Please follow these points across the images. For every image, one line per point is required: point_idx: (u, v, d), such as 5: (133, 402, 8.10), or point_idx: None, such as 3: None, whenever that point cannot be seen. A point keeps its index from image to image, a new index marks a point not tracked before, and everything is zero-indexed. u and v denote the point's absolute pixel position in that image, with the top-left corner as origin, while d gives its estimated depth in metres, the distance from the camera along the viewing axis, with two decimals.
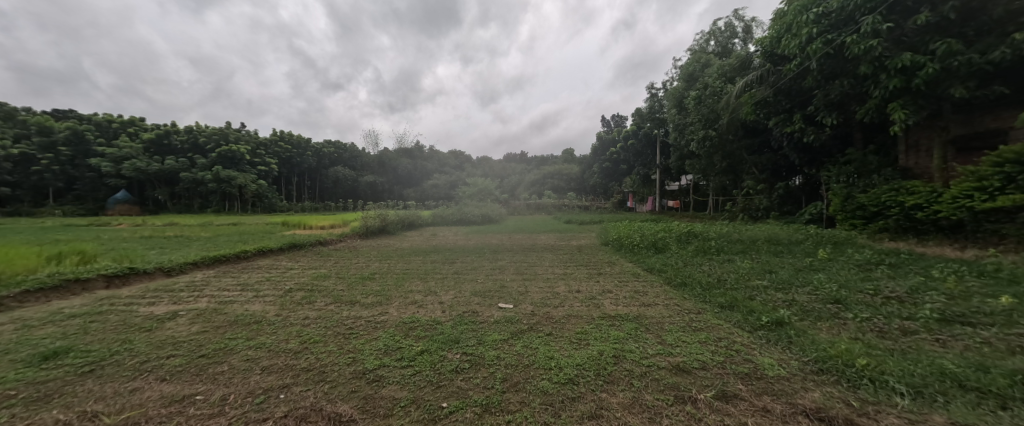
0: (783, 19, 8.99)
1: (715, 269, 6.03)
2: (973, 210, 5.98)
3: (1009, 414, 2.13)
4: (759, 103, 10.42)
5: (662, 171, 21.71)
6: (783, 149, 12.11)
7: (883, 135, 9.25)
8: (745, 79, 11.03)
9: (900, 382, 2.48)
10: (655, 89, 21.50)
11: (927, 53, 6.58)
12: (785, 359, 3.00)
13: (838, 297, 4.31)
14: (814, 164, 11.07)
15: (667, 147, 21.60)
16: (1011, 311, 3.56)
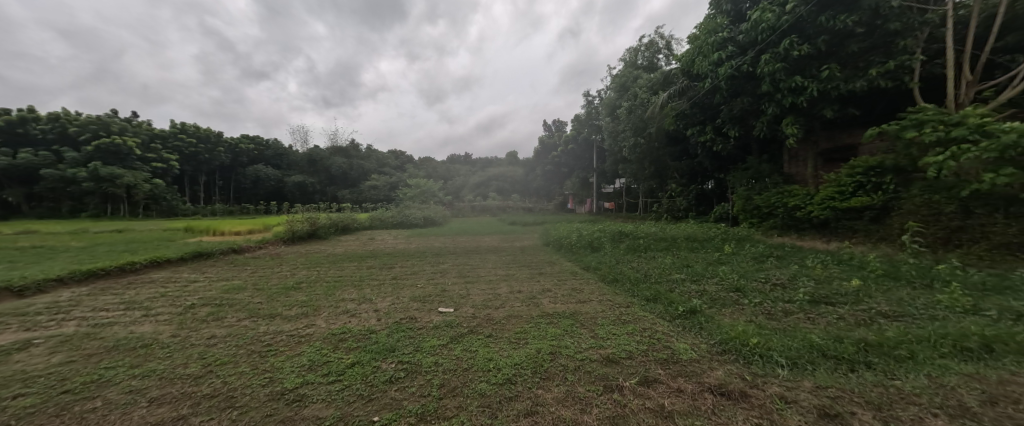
0: (697, 41, 10.11)
1: (642, 265, 6.55)
2: (836, 210, 7.30)
3: (855, 375, 2.64)
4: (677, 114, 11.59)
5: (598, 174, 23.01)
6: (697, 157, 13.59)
7: (772, 146, 10.87)
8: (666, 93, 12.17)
9: (781, 355, 2.95)
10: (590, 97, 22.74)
11: (804, 79, 7.88)
12: (696, 343, 3.38)
13: (739, 286, 4.97)
14: (721, 170, 12.60)
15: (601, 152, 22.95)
16: (859, 291, 4.42)
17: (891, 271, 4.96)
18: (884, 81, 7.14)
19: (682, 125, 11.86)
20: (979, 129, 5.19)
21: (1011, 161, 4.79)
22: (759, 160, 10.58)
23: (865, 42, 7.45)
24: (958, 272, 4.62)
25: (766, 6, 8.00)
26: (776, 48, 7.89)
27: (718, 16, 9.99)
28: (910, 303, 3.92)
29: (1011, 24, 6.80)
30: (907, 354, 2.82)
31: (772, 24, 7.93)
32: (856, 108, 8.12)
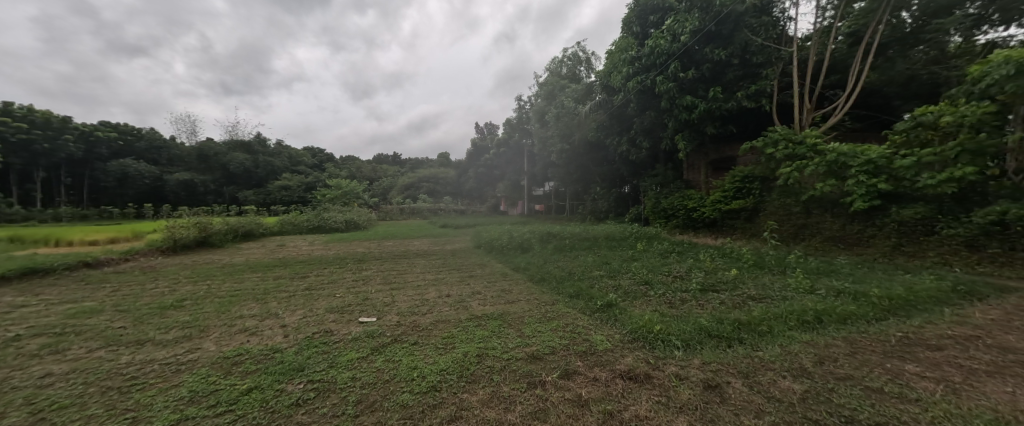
0: (613, 58, 11.08)
1: (567, 263, 6.91)
2: (722, 211, 8.51)
3: (734, 350, 3.12)
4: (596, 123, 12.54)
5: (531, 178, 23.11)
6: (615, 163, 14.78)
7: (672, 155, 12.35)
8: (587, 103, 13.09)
9: (678, 338, 3.35)
10: (522, 102, 23.36)
11: (696, 98, 9.15)
12: (611, 333, 3.67)
13: (648, 279, 5.55)
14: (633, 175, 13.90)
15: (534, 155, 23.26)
16: (736, 279, 5.26)
17: (760, 262, 5.99)
18: (753, 104, 8.63)
19: (601, 134, 12.86)
20: (815, 146, 6.58)
21: (836, 171, 6.15)
22: (666, 167, 11.88)
23: (739, 71, 8.93)
24: (804, 261, 5.77)
25: (665, 33, 9.11)
26: (674, 70, 9.03)
27: (628, 37, 11.07)
28: (772, 287, 4.79)
29: (834, 66, 8.77)
30: (767, 329, 3.43)
31: (670, 47, 8.97)
32: (734, 126, 9.66)
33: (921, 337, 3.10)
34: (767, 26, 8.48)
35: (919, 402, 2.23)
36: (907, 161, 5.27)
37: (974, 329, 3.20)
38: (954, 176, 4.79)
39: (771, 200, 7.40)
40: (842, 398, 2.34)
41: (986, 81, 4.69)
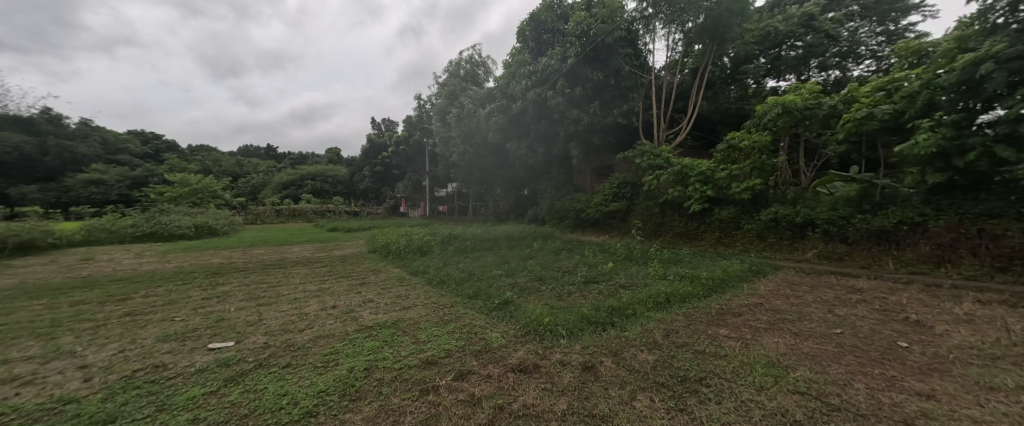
0: (510, 68, 11.62)
1: (467, 265, 6.98)
2: (602, 212, 9.60)
3: (608, 333, 3.59)
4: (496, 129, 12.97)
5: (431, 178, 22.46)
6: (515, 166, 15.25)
7: None
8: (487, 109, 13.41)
9: (563, 328, 3.69)
10: (421, 100, 22.63)
11: (581, 113, 10.20)
12: (506, 330, 3.84)
13: (542, 276, 5.97)
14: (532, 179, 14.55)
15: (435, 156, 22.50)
16: (612, 271, 6.02)
17: (630, 255, 6.98)
18: (625, 120, 10.04)
19: (501, 139, 13.33)
20: (669, 159, 8.00)
21: (681, 179, 7.57)
22: (559, 172, 12.76)
23: (614, 91, 10.26)
24: (663, 253, 6.95)
25: (556, 53, 10.03)
26: (562, 86, 9.94)
27: (523, 49, 11.74)
28: (639, 276, 5.62)
29: (681, 94, 10.76)
30: (632, 312, 4.03)
31: (560, 67, 9.99)
32: (612, 138, 11.05)
33: (731, 307, 4.05)
34: (633, 56, 9.98)
35: (726, 357, 2.92)
36: (723, 173, 6.81)
37: (762, 298, 4.33)
38: (753, 185, 6.38)
39: (640, 203, 8.68)
40: (681, 362, 2.90)
41: (763, 116, 6.31)
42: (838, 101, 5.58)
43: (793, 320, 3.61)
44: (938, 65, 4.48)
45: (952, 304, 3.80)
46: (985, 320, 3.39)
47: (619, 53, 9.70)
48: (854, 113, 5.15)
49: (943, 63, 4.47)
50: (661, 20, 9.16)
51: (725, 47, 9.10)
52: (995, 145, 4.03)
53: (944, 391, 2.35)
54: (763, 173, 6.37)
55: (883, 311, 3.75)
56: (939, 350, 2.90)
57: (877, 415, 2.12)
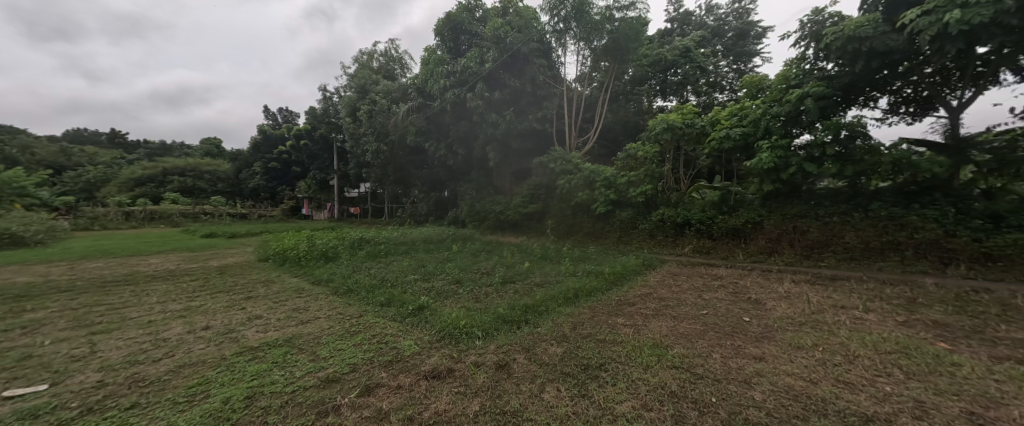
0: (427, 67, 11.31)
1: (380, 270, 6.61)
2: (521, 214, 9.93)
3: (522, 330, 3.71)
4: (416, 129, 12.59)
5: (341, 178, 20.72)
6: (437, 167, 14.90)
7: None
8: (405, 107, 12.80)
9: (479, 329, 3.71)
10: (329, 92, 20.75)
11: (500, 117, 10.41)
12: (421, 336, 3.72)
13: (460, 278, 5.94)
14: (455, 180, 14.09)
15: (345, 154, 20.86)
16: (528, 270, 6.27)
17: (546, 254, 7.35)
18: (540, 127, 10.55)
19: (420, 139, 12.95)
20: (578, 165, 8.60)
21: (589, 184, 8.23)
22: (479, 174, 12.75)
23: (531, 98, 10.73)
24: (575, 251, 7.44)
25: (473, 57, 10.14)
26: (481, 90, 10.06)
27: (441, 49, 11.59)
28: (552, 274, 5.94)
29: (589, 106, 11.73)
30: (545, 309, 4.23)
31: (478, 71, 10.13)
32: (529, 143, 11.50)
33: (628, 298, 4.53)
34: (547, 67, 10.57)
35: (622, 343, 3.24)
36: (623, 179, 7.58)
37: (652, 288, 4.93)
38: (648, 190, 7.21)
39: (555, 206, 9.21)
40: (585, 351, 3.14)
41: (654, 130, 7.15)
42: (707, 120, 6.65)
43: (673, 305, 4.19)
44: (773, 97, 5.65)
45: (784, 284, 4.79)
46: (800, 296, 4.37)
47: (534, 62, 10.18)
48: (719, 131, 6.17)
49: (776, 95, 5.64)
50: (572, 36, 9.88)
51: (624, 65, 10.32)
52: (807, 162, 5.24)
53: (771, 353, 2.96)
54: (654, 179, 7.28)
55: (739, 293, 4.56)
56: (772, 321, 3.64)
57: (729, 378, 2.58)
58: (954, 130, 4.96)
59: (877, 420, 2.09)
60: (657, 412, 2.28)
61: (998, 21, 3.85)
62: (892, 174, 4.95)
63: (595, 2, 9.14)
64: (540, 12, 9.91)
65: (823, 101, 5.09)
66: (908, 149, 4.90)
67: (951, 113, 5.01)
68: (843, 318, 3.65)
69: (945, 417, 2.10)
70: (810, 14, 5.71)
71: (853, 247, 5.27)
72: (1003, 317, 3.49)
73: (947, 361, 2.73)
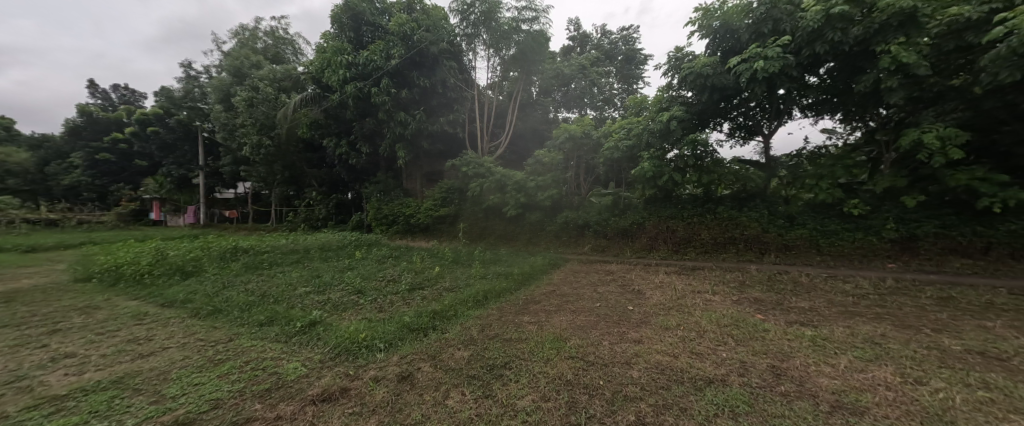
0: (324, 55, 10.13)
1: (261, 285, 5.70)
2: (433, 218, 9.64)
3: (428, 336, 3.57)
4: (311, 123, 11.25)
5: (212, 175, 17.41)
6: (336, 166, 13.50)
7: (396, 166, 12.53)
8: (299, 97, 11.01)
9: (380, 341, 3.43)
10: (194, 71, 17.17)
11: (411, 116, 9.91)
12: (310, 356, 3.28)
13: (360, 288, 5.43)
14: (359, 182, 12.96)
15: (217, 147, 17.57)
16: (436, 275, 6.07)
17: (456, 258, 7.24)
18: (451, 128, 10.37)
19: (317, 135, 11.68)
20: (489, 168, 8.69)
21: (500, 187, 8.36)
22: (386, 175, 11.91)
23: (441, 99, 10.51)
24: (486, 254, 7.49)
25: (377, 50, 9.36)
26: (387, 85, 9.38)
27: (339, 37, 10.57)
28: (462, 277, 5.85)
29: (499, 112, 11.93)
30: (453, 313, 4.12)
31: (383, 66, 9.38)
32: (441, 146, 11.27)
33: (534, 296, 4.70)
34: (458, 70, 10.41)
35: (526, 340, 3.33)
36: (532, 183, 7.70)
37: (556, 285, 5.22)
38: (552, 195, 7.60)
39: (467, 209, 9.16)
40: (490, 352, 3.13)
41: (558, 138, 7.54)
42: (602, 132, 7.29)
43: (574, 300, 4.50)
44: (651, 115, 6.48)
45: (662, 276, 5.53)
46: (672, 284, 5.09)
47: (445, 64, 9.94)
48: (611, 144, 6.81)
49: (653, 115, 6.51)
50: (482, 42, 9.99)
51: (530, 76, 10.97)
52: (677, 172, 6.16)
53: (647, 335, 3.36)
54: (558, 184, 7.82)
55: (627, 285, 5.11)
56: (650, 307, 4.16)
57: (614, 362, 2.85)
58: (767, 153, 6.37)
59: (717, 381, 2.52)
60: (553, 401, 2.38)
61: (785, 72, 5.19)
62: (733, 183, 6.13)
63: (503, 12, 9.37)
64: (450, 13, 9.78)
65: (684, 122, 6.08)
66: (740, 165, 6.14)
67: (764, 140, 6.42)
68: (698, 300, 4.36)
69: (759, 372, 2.64)
70: (674, 51, 6.84)
71: (708, 241, 6.45)
72: (797, 292, 4.55)
73: (763, 328, 3.44)
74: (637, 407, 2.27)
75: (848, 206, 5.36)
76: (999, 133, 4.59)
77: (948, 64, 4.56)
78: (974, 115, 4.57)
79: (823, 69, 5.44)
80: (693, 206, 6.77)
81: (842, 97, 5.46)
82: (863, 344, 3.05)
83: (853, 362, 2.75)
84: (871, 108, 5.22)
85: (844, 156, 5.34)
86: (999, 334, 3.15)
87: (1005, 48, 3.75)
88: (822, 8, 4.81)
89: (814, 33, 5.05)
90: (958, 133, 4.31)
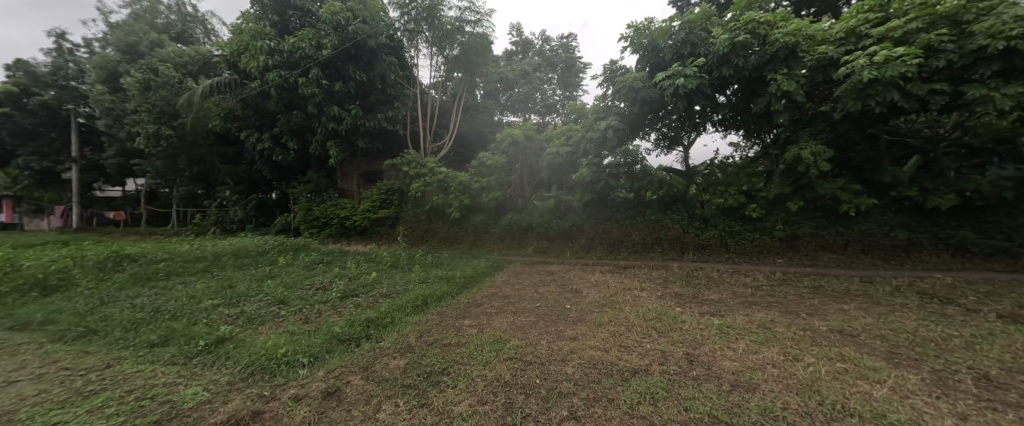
0: (240, 37, 9.00)
1: (155, 299, 4.86)
2: (371, 220, 9.10)
3: (361, 347, 3.33)
4: (224, 113, 9.93)
5: (89, 169, 14.55)
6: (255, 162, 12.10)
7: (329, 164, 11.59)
8: (209, 83, 9.61)
9: (304, 355, 3.11)
10: (67, 42, 14.18)
11: (346, 111, 9.23)
12: (215, 378, 2.85)
13: (282, 298, 4.89)
14: (284, 180, 11.76)
15: (97, 136, 14.73)
16: (371, 280, 5.71)
17: (395, 262, 6.90)
18: (391, 126, 9.88)
19: (232, 127, 10.23)
20: (432, 169, 8.46)
21: (443, 189, 8.13)
22: (317, 174, 10.96)
23: (380, 95, 9.90)
24: (427, 257, 7.25)
25: (305, 37, 8.54)
26: (317, 76, 8.47)
27: (261, 20, 9.50)
28: (401, 282, 5.57)
29: (444, 112, 11.66)
30: (389, 320, 3.89)
31: (314, 56, 8.53)
32: (379, 144, 10.69)
33: (476, 299, 4.65)
34: (399, 66, 10.02)
35: (465, 343, 3.27)
36: (476, 185, 7.60)
37: (498, 287, 5.22)
38: (495, 197, 7.57)
39: (408, 210, 8.80)
40: (428, 358, 3.01)
41: (501, 142, 7.53)
42: (544, 137, 7.38)
43: (515, 302, 4.53)
44: (589, 123, 6.75)
45: (599, 275, 5.81)
46: (606, 282, 5.39)
47: (384, 59, 9.44)
48: (552, 150, 6.93)
49: (589, 123, 6.80)
50: (424, 39, 9.75)
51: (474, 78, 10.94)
52: (612, 177, 6.53)
53: (582, 332, 3.48)
54: (502, 187, 7.66)
55: (566, 285, 5.28)
56: (585, 305, 4.34)
57: (550, 360, 2.91)
58: (687, 162, 7.05)
59: (641, 371, 2.70)
60: (490, 404, 2.35)
61: (700, 90, 5.80)
62: (658, 188, 6.65)
63: (445, 11, 9.19)
64: (389, 6, 9.33)
65: (618, 130, 6.46)
66: (666, 173, 6.68)
67: (684, 149, 7.11)
68: (629, 296, 4.66)
69: (676, 360, 2.87)
70: (608, 63, 7.21)
71: (638, 242, 6.95)
72: (709, 286, 5.08)
73: (681, 319, 3.76)
74: (570, 402, 2.33)
75: (748, 209, 6.07)
76: (854, 151, 5.85)
77: (821, 92, 5.44)
78: (835, 135, 5.67)
79: (730, 90, 6.17)
80: (626, 209, 7.26)
81: (745, 115, 6.24)
82: (757, 329, 3.47)
83: (750, 345, 3.12)
84: (765, 127, 6.07)
85: (747, 166, 6.11)
86: (853, 315, 3.81)
87: (851, 83, 4.65)
88: (728, 37, 5.47)
89: (722, 58, 5.71)
90: (825, 150, 5.17)
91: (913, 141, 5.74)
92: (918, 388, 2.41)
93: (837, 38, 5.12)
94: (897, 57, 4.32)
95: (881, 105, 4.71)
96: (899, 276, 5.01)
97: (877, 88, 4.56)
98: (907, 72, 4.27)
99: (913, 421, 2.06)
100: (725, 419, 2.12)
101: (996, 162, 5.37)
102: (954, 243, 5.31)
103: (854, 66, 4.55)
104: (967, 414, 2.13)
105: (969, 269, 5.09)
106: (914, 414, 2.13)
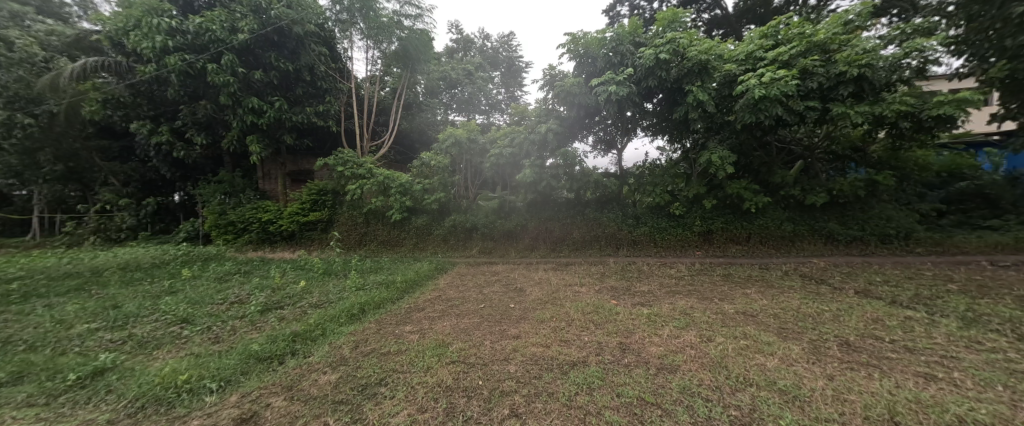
0: (127, 11, 7.60)
1: (6, 329, 3.88)
2: (299, 224, 8.26)
3: (284, 364, 3.01)
4: (105, 100, 8.30)
5: None
6: (150, 159, 10.37)
7: (245, 163, 10.31)
8: (84, 62, 7.99)
9: (213, 380, 2.72)
10: None
11: (266, 103, 8.28)
12: (93, 417, 2.37)
13: (187, 315, 4.22)
14: (187, 181, 10.21)
15: None
16: (298, 291, 5.15)
17: (327, 268, 6.36)
18: (321, 122, 9.09)
19: (117, 117, 8.62)
20: (370, 169, 7.98)
21: (382, 190, 7.72)
22: (231, 173, 9.69)
23: (309, 88, 9.04)
24: (364, 262, 6.81)
25: (216, 18, 7.49)
26: (231, 63, 7.45)
27: None
28: (334, 291, 5.12)
29: (382, 109, 11.07)
30: (321, 333, 3.57)
31: (227, 40, 7.49)
32: (306, 141, 9.78)
33: (418, 304, 4.46)
34: (330, 58, 9.31)
35: (406, 351, 3.11)
36: (418, 185, 7.36)
37: (441, 290, 5.08)
38: (436, 198, 7.30)
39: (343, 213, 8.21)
40: (364, 370, 2.81)
41: (443, 142, 7.31)
42: (487, 138, 7.23)
43: (458, 304, 4.44)
44: (531, 125, 6.81)
45: (541, 273, 5.93)
46: (547, 279, 5.56)
47: (312, 49, 8.64)
48: (496, 151, 6.82)
49: (531, 124, 6.84)
50: (359, 31, 9.17)
51: (416, 75, 10.52)
52: (553, 178, 6.75)
53: (525, 330, 3.53)
54: (446, 187, 7.46)
55: (510, 285, 5.29)
56: (529, 303, 4.40)
57: (493, 360, 2.89)
58: (621, 164, 7.51)
59: (579, 364, 2.80)
60: (430, 411, 2.26)
61: (630, 98, 6.23)
62: (595, 189, 7.02)
63: (382, 3, 8.77)
64: None
65: (559, 133, 6.62)
66: (601, 175, 7.07)
67: (618, 152, 7.57)
68: (569, 292, 4.83)
69: (611, 349, 3.04)
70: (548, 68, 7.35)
71: (577, 240, 7.27)
72: (640, 278, 5.48)
73: (616, 311, 4.00)
74: (512, 400, 2.34)
75: (672, 207, 6.66)
76: (755, 157, 6.71)
77: (728, 105, 6.13)
78: (738, 143, 6.44)
79: (656, 99, 6.70)
80: (567, 209, 7.52)
81: (669, 122, 6.82)
82: (679, 315, 3.83)
83: (673, 330, 3.43)
84: (684, 134, 6.71)
85: (670, 168, 6.69)
86: (753, 297, 4.38)
87: (746, 97, 5.33)
88: (653, 51, 5.93)
89: (648, 69, 6.18)
90: (729, 155, 5.87)
91: (797, 149, 6.77)
92: (800, 356, 2.83)
93: (739, 58, 5.81)
94: (784, 77, 5.07)
95: (769, 118, 5.48)
96: (788, 262, 5.87)
97: (766, 104, 5.28)
98: (786, 91, 5.04)
99: (796, 385, 2.40)
100: (651, 400, 2.29)
101: (852, 166, 6.78)
102: (826, 234, 6.36)
103: (747, 82, 5.24)
104: (834, 375, 2.54)
105: (835, 255, 6.13)
106: (797, 378, 2.49)
